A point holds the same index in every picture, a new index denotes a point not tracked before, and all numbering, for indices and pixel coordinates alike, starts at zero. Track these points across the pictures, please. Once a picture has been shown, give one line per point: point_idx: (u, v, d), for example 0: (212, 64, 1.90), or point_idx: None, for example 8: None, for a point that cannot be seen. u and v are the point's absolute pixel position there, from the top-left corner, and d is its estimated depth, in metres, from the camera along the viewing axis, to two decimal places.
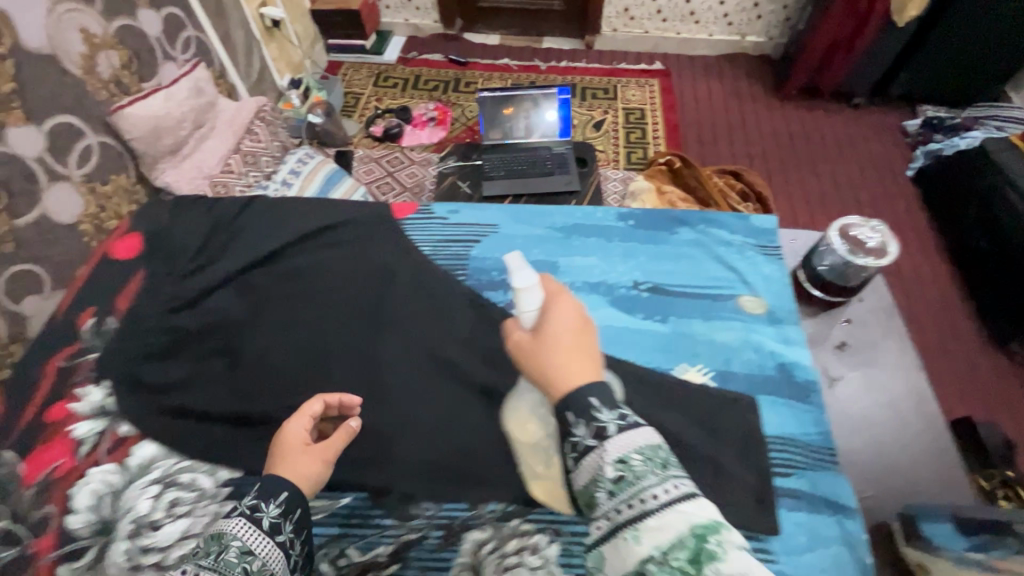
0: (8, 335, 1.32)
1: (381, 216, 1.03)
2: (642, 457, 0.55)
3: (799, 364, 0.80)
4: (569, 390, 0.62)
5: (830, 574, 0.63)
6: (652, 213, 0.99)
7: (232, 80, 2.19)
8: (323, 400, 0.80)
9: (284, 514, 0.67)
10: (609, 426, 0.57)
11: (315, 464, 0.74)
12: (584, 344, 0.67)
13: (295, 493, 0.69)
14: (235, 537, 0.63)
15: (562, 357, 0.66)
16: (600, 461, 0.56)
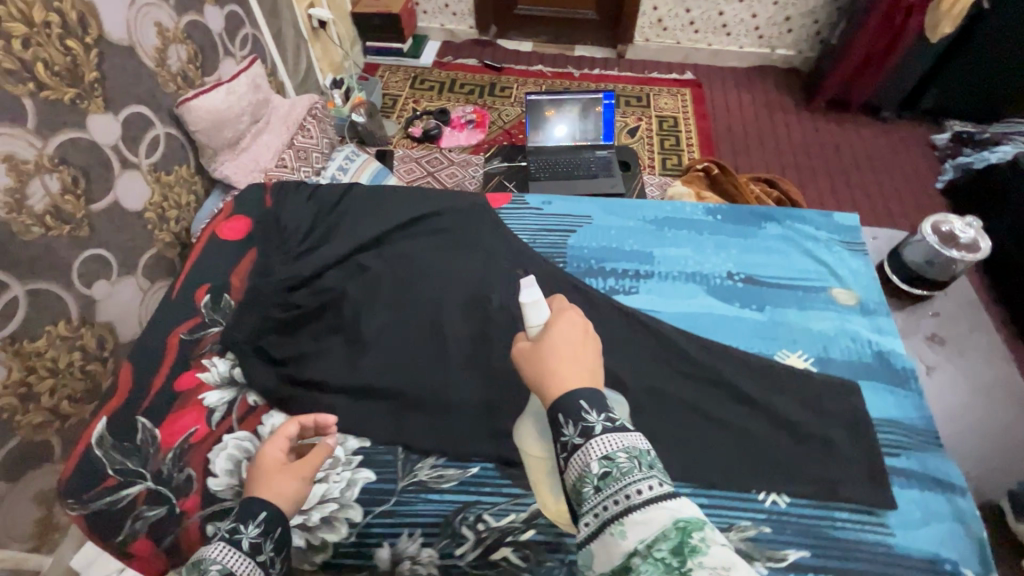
0: (80, 318, 1.31)
1: (478, 204, 1.01)
2: (629, 455, 0.52)
3: (896, 352, 0.83)
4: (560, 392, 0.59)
5: (947, 547, 0.66)
6: (739, 210, 1.02)
7: (282, 78, 2.23)
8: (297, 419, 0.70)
9: (264, 533, 0.61)
10: (596, 425, 0.54)
11: (292, 481, 0.66)
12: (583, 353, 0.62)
13: (275, 512, 0.63)
14: (215, 562, 0.57)
15: (557, 363, 0.62)
16: (586, 460, 0.53)
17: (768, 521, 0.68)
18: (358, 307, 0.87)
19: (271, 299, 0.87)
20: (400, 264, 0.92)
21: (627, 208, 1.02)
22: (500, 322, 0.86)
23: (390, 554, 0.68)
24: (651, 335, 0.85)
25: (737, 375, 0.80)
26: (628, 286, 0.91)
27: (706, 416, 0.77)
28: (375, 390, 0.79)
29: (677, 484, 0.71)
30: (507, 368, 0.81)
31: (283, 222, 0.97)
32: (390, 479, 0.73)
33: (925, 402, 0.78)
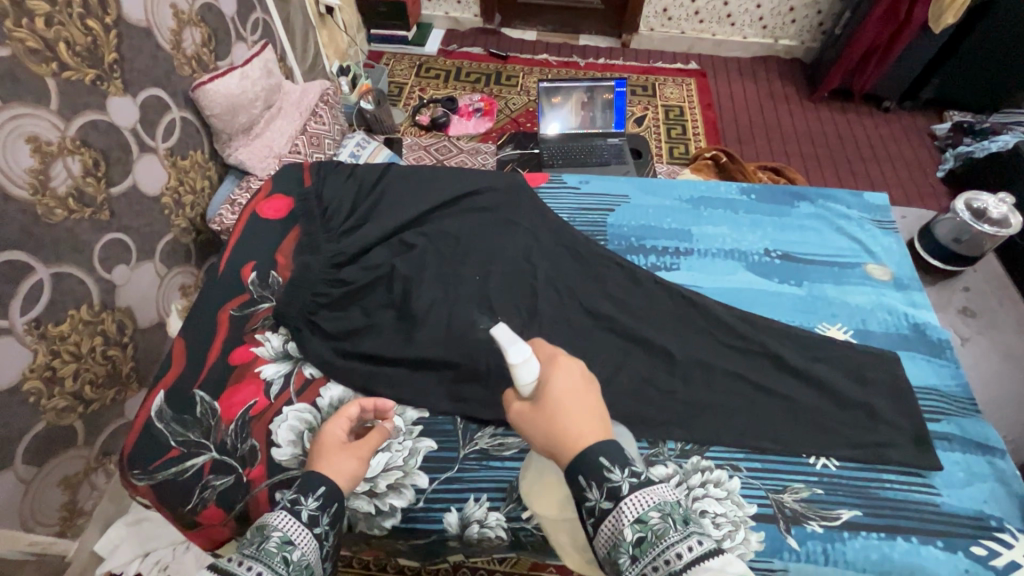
0: (101, 303, 1.28)
1: (515, 183, 1.02)
2: (661, 514, 0.52)
3: (930, 324, 0.86)
4: (580, 450, 0.57)
5: (991, 504, 0.70)
6: (773, 189, 1.04)
7: (291, 64, 2.19)
8: (361, 400, 0.71)
9: (323, 506, 0.60)
10: (622, 485, 0.53)
11: (353, 460, 0.66)
12: (593, 405, 0.61)
13: (334, 487, 0.62)
14: (276, 528, 0.56)
15: (568, 420, 0.60)
16: (619, 524, 0.53)
17: (820, 482, 0.71)
18: (407, 281, 0.88)
19: (320, 276, 0.87)
20: (445, 242, 0.93)
21: (662, 187, 1.04)
22: (545, 297, 0.87)
23: (458, 517, 0.70)
24: (695, 309, 0.86)
25: (780, 346, 0.83)
26: (669, 263, 0.93)
27: (755, 385, 0.79)
28: (427, 363, 0.80)
29: (731, 447, 0.74)
30: (561, 342, 0.83)
31: (325, 199, 0.98)
32: (451, 448, 0.75)
33: (960, 370, 0.81)
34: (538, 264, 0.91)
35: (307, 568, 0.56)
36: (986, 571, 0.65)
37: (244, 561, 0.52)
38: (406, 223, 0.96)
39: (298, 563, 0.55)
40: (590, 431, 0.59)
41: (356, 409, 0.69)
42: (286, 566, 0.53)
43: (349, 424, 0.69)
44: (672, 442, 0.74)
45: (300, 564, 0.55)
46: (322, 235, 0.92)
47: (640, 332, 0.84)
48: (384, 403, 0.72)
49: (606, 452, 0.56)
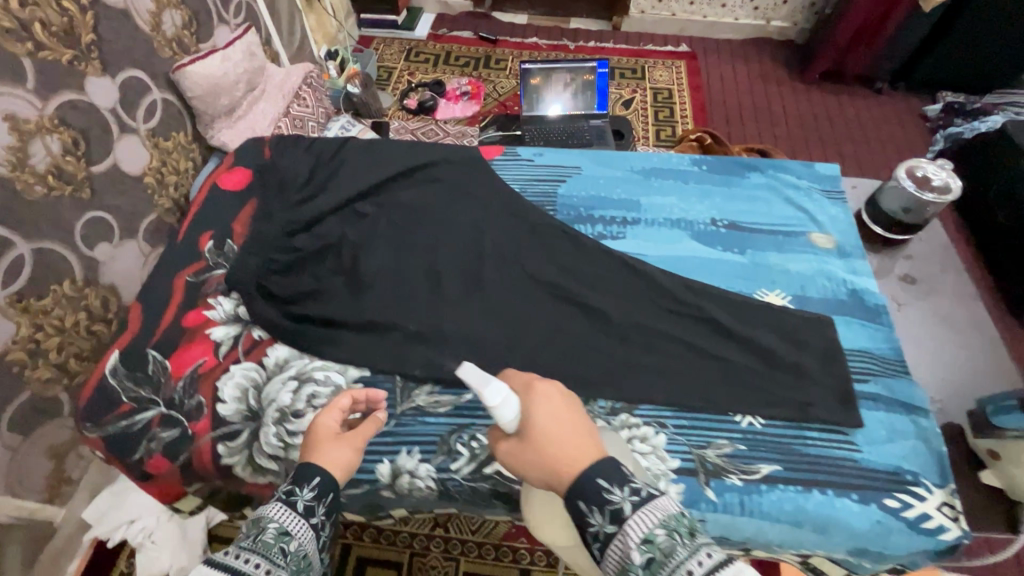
0: (84, 279, 1.31)
1: (470, 155, 1.04)
2: (666, 530, 0.51)
3: (868, 290, 0.87)
4: (575, 476, 0.57)
5: (909, 460, 0.71)
6: (725, 160, 1.05)
7: (276, 47, 2.20)
8: (351, 392, 0.72)
9: (318, 497, 0.61)
10: (623, 505, 0.53)
11: (347, 451, 0.67)
12: (579, 425, 0.62)
13: (329, 479, 0.63)
14: (272, 520, 0.58)
15: (559, 446, 0.60)
16: (626, 546, 0.51)
17: (743, 439, 0.73)
18: (357, 249, 0.91)
19: (274, 244, 0.90)
20: (399, 212, 0.96)
21: (616, 159, 1.05)
22: (491, 264, 0.90)
23: (389, 468, 0.73)
24: (638, 276, 0.88)
25: (716, 309, 0.84)
26: (616, 232, 0.95)
27: (692, 347, 0.81)
28: (371, 325, 0.82)
29: (658, 406, 0.76)
30: (502, 305, 0.85)
31: (283, 170, 1.00)
32: (389, 406, 0.77)
33: (893, 333, 0.83)
34: (486, 233, 0.93)
35: (304, 557, 0.57)
36: (896, 522, 0.67)
37: (243, 554, 0.53)
38: (360, 193, 0.98)
39: (295, 554, 0.56)
40: (579, 454, 0.59)
41: (346, 400, 0.69)
42: (284, 557, 0.55)
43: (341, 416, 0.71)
44: (600, 400, 0.77)
45: (297, 555, 0.56)
46: (277, 205, 0.95)
47: (579, 297, 0.86)
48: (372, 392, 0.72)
49: (601, 472, 0.56)
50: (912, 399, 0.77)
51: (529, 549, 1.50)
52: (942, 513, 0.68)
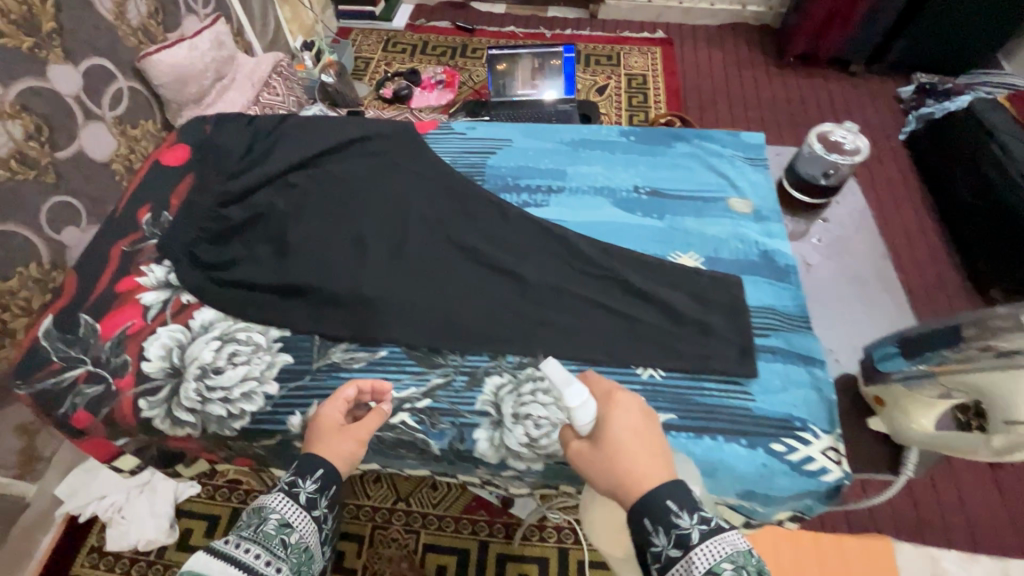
0: (51, 264, 1.25)
1: (404, 129, 1.07)
2: (733, 566, 0.53)
3: (780, 251, 0.90)
4: (644, 493, 0.59)
5: (800, 408, 0.74)
6: (653, 131, 1.08)
7: (249, 38, 2.16)
8: (357, 384, 0.75)
9: (320, 490, 0.67)
10: (691, 532, 0.55)
11: (349, 443, 0.72)
12: (654, 444, 0.64)
13: (332, 470, 0.69)
14: (273, 510, 0.64)
15: (631, 459, 0.62)
16: (688, 574, 0.54)
17: (642, 389, 0.77)
18: (286, 218, 0.95)
19: (208, 215, 0.94)
20: (330, 184, 0.99)
21: (546, 131, 1.08)
22: (415, 231, 0.93)
23: (300, 419, 0.76)
24: (557, 241, 0.92)
25: (628, 271, 0.88)
26: (540, 200, 0.98)
27: (600, 306, 0.84)
28: (294, 287, 0.86)
29: (563, 360, 0.80)
30: (422, 269, 0.89)
31: (220, 146, 1.03)
32: (306, 362, 0.81)
33: (799, 291, 0.85)
34: (414, 203, 0.97)
35: (305, 549, 0.64)
36: (780, 465, 0.70)
37: (246, 544, 0.60)
38: (294, 166, 1.01)
39: (295, 544, 0.64)
40: (651, 474, 0.61)
41: (352, 394, 0.73)
42: (284, 548, 0.62)
43: (345, 407, 0.75)
44: (508, 356, 0.81)
45: (297, 546, 0.64)
46: (213, 178, 0.98)
47: (495, 261, 0.90)
48: (381, 386, 0.76)
49: (672, 496, 0.58)
50: (811, 352, 0.80)
51: (487, 521, 1.51)
52: (827, 457, 0.71)
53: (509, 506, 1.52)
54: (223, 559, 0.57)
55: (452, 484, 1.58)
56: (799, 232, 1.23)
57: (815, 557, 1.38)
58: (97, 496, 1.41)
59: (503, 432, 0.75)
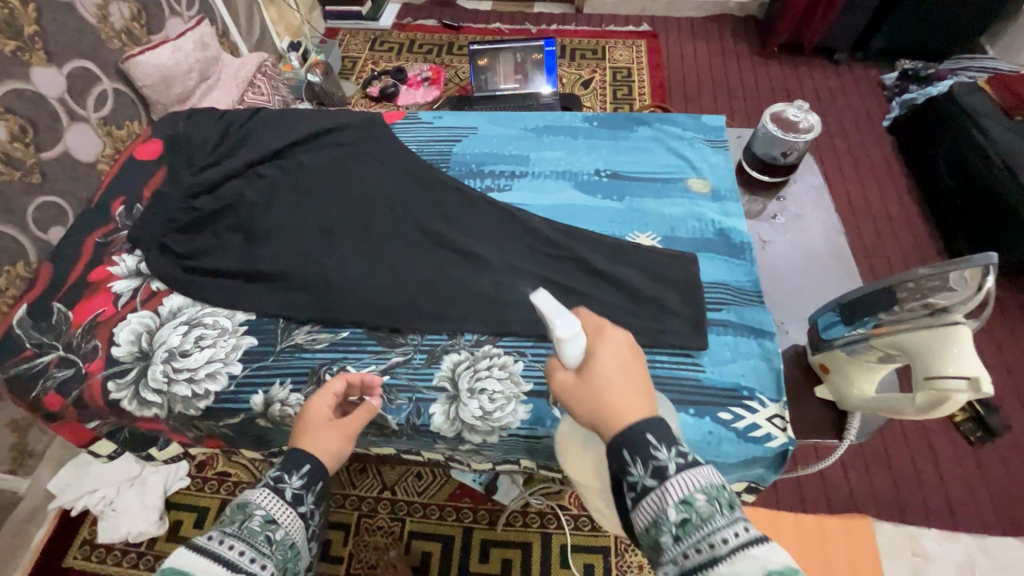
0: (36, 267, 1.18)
1: (372, 119, 1.11)
2: (708, 497, 0.52)
3: (735, 229, 0.93)
4: (624, 426, 0.57)
5: (748, 377, 0.77)
6: (615, 117, 1.12)
7: (235, 39, 2.07)
8: (346, 377, 0.76)
9: (306, 485, 0.66)
10: (669, 464, 0.54)
11: (338, 439, 0.72)
12: (639, 380, 0.61)
13: (318, 466, 0.68)
14: (259, 506, 0.62)
15: (618, 393, 0.59)
16: (662, 502, 0.53)
17: None
18: (253, 207, 0.98)
19: (177, 206, 0.98)
20: (298, 173, 1.03)
21: (511, 119, 1.13)
22: (379, 216, 0.96)
23: (263, 398, 0.80)
24: (516, 222, 0.95)
25: (583, 249, 0.90)
26: (503, 184, 1.02)
27: (554, 282, 0.87)
28: (260, 273, 0.90)
29: (519, 337, 0.84)
30: (385, 252, 0.92)
31: (190, 140, 1.07)
32: (269, 343, 0.85)
33: (753, 267, 0.89)
34: (380, 190, 1.00)
35: (291, 546, 0.62)
36: (727, 432, 0.73)
37: (228, 540, 0.57)
38: (265, 156, 1.05)
39: (281, 541, 0.61)
40: (633, 408, 0.58)
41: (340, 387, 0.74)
42: (269, 544, 0.60)
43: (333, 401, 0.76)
44: (467, 333, 0.85)
45: (283, 543, 0.61)
46: (183, 170, 1.02)
47: (455, 243, 0.92)
48: (370, 379, 0.78)
49: (652, 430, 0.55)
50: (762, 324, 0.83)
51: (472, 508, 1.45)
52: (773, 424, 0.74)
53: (493, 492, 1.45)
54: (205, 555, 0.54)
55: (437, 470, 1.51)
56: (756, 211, 1.21)
57: (795, 539, 1.39)
58: (88, 489, 1.35)
59: (458, 406, 0.79)
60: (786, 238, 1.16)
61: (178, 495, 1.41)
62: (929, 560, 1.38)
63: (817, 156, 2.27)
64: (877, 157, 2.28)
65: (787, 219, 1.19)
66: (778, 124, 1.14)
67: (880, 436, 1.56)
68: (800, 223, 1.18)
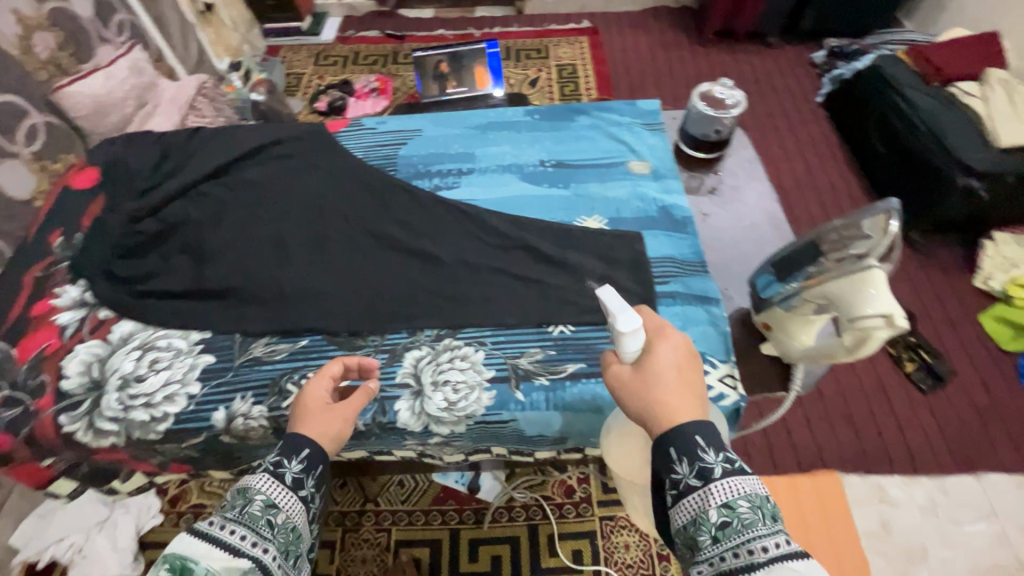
0: None
1: (316, 130, 1.11)
2: (751, 505, 0.54)
3: (676, 205, 0.98)
4: (675, 425, 0.60)
5: (698, 343, 0.83)
6: (555, 108, 1.16)
7: (171, 64, 1.99)
8: (342, 361, 0.78)
9: (306, 470, 0.66)
10: (715, 468, 0.57)
11: (336, 421, 0.72)
12: (693, 382, 0.64)
13: (317, 451, 0.68)
14: (259, 492, 0.62)
15: (669, 392, 0.62)
16: (704, 503, 0.56)
17: (554, 344, 0.85)
18: (201, 226, 0.99)
19: (120, 231, 0.97)
20: (244, 189, 1.03)
21: (453, 119, 1.15)
22: (331, 224, 0.98)
23: (224, 414, 0.81)
24: (469, 219, 0.97)
25: (533, 238, 0.94)
26: (450, 183, 1.04)
27: (507, 273, 0.90)
28: (212, 290, 0.91)
29: (478, 327, 0.86)
30: (338, 259, 0.94)
31: (129, 165, 1.05)
32: (227, 360, 0.85)
33: (695, 240, 0.94)
34: (329, 199, 1.01)
35: (292, 530, 0.62)
36: None
37: (228, 525, 0.57)
38: (209, 174, 1.05)
39: (282, 526, 0.61)
40: (686, 408, 0.62)
41: (337, 371, 0.76)
42: (270, 529, 0.60)
43: (331, 385, 0.77)
44: (426, 329, 0.86)
45: (284, 527, 0.61)
46: (124, 196, 1.01)
47: (407, 243, 0.94)
48: (368, 363, 0.80)
49: (702, 432, 0.59)
50: (707, 293, 0.89)
51: (457, 510, 1.44)
52: (725, 383, 0.80)
53: (477, 490, 1.44)
54: (205, 540, 0.55)
55: (419, 474, 1.49)
56: (695, 186, 1.36)
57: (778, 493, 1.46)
58: (54, 538, 1.25)
59: (423, 400, 0.81)
60: (724, 211, 1.35)
61: (152, 534, 1.33)
62: (894, 506, 1.45)
63: (758, 134, 2.37)
64: (814, 132, 2.39)
65: (722, 195, 1.38)
66: (707, 103, 1.21)
67: (840, 394, 1.64)
68: (733, 197, 1.38)
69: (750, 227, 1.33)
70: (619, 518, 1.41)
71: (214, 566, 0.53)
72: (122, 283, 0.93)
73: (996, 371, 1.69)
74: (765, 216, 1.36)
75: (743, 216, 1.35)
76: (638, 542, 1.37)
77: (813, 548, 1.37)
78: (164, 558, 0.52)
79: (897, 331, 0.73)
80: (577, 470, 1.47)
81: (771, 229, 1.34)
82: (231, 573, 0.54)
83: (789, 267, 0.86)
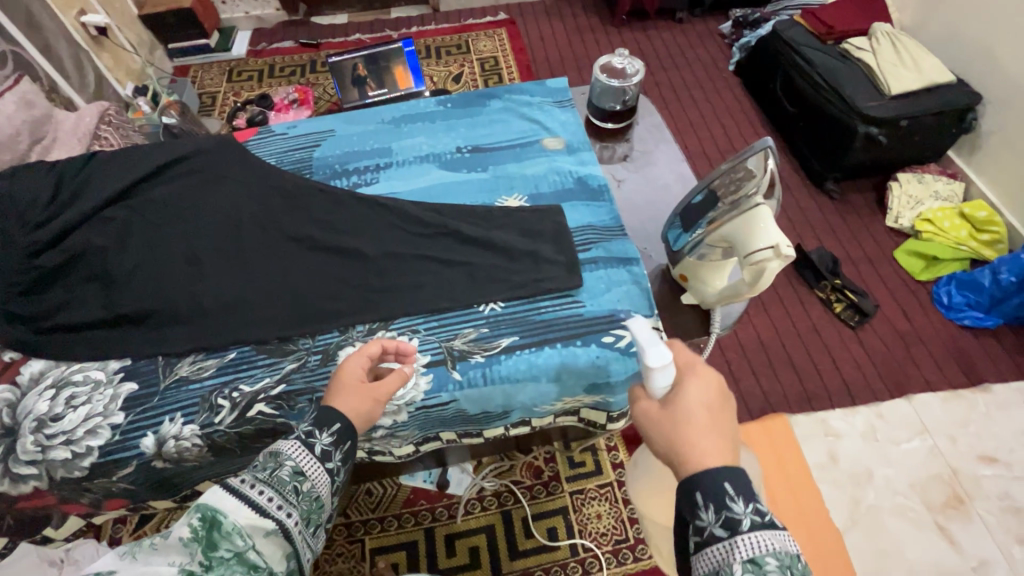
0: None
1: (223, 141, 1.11)
2: (779, 564, 0.51)
3: (591, 175, 1.07)
4: (698, 468, 0.57)
5: (623, 302, 0.91)
6: (467, 96, 1.22)
7: (68, 94, 1.82)
8: (383, 343, 0.77)
9: (336, 442, 0.65)
10: (744, 520, 0.53)
11: (365, 402, 0.70)
12: (724, 424, 0.62)
13: (347, 426, 0.67)
14: (289, 457, 0.62)
15: (699, 433, 0.60)
16: (728, 556, 0.53)
17: (485, 322, 0.90)
18: (107, 254, 0.99)
19: (17, 268, 0.94)
20: (153, 210, 1.04)
21: (366, 116, 1.19)
22: (245, 238, 1.00)
23: (154, 439, 0.82)
24: (390, 213, 1.01)
25: (458, 224, 0.99)
26: (369, 179, 1.08)
27: (432, 260, 0.95)
28: (129, 315, 0.92)
29: (410, 316, 0.90)
30: (258, 271, 0.96)
31: (18, 197, 0.99)
32: (151, 384, 0.87)
33: (612, 207, 1.03)
34: (245, 216, 1.02)
35: (316, 499, 0.62)
36: (611, 351, 0.87)
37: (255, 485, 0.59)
38: (112, 199, 1.04)
39: (308, 494, 0.61)
40: (715, 452, 0.58)
41: (376, 349, 0.74)
42: (296, 495, 0.60)
43: (367, 363, 0.76)
44: (358, 325, 0.90)
45: (309, 496, 0.61)
46: (15, 232, 0.97)
47: (332, 243, 0.98)
48: (405, 346, 0.79)
49: (731, 480, 0.55)
50: (629, 255, 0.98)
51: (429, 508, 1.41)
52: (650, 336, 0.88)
53: (445, 486, 1.43)
54: (235, 496, 0.56)
55: (386, 480, 1.45)
56: (608, 156, 1.42)
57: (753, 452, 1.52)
58: None
59: None
60: (638, 177, 1.41)
61: None
62: (840, 437, 1.55)
63: (677, 107, 2.47)
64: (729, 100, 2.50)
65: (635, 161, 1.45)
66: (608, 73, 1.29)
67: (780, 342, 1.73)
68: (645, 162, 1.45)
69: (665, 189, 1.40)
70: (588, 490, 1.42)
71: (240, 524, 0.55)
72: (27, 321, 0.92)
73: (914, 300, 1.82)
74: (676, 176, 1.43)
75: (656, 179, 1.41)
76: (609, 509, 1.39)
77: (775, 495, 1.44)
78: (197, 507, 0.55)
79: (788, 259, 0.82)
80: (542, 450, 1.48)
81: (683, 187, 1.41)
82: (256, 531, 0.56)
83: (691, 218, 0.96)
